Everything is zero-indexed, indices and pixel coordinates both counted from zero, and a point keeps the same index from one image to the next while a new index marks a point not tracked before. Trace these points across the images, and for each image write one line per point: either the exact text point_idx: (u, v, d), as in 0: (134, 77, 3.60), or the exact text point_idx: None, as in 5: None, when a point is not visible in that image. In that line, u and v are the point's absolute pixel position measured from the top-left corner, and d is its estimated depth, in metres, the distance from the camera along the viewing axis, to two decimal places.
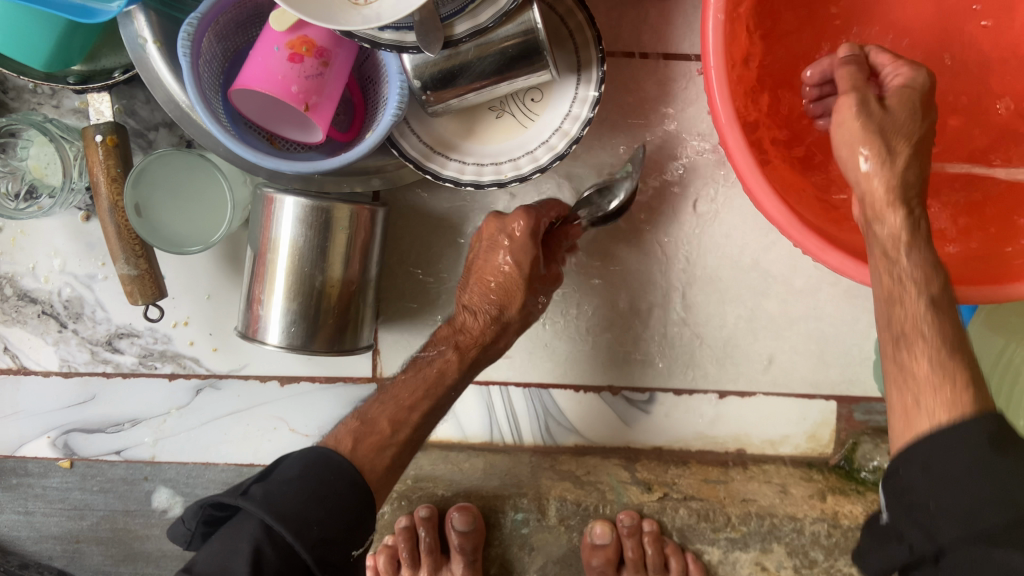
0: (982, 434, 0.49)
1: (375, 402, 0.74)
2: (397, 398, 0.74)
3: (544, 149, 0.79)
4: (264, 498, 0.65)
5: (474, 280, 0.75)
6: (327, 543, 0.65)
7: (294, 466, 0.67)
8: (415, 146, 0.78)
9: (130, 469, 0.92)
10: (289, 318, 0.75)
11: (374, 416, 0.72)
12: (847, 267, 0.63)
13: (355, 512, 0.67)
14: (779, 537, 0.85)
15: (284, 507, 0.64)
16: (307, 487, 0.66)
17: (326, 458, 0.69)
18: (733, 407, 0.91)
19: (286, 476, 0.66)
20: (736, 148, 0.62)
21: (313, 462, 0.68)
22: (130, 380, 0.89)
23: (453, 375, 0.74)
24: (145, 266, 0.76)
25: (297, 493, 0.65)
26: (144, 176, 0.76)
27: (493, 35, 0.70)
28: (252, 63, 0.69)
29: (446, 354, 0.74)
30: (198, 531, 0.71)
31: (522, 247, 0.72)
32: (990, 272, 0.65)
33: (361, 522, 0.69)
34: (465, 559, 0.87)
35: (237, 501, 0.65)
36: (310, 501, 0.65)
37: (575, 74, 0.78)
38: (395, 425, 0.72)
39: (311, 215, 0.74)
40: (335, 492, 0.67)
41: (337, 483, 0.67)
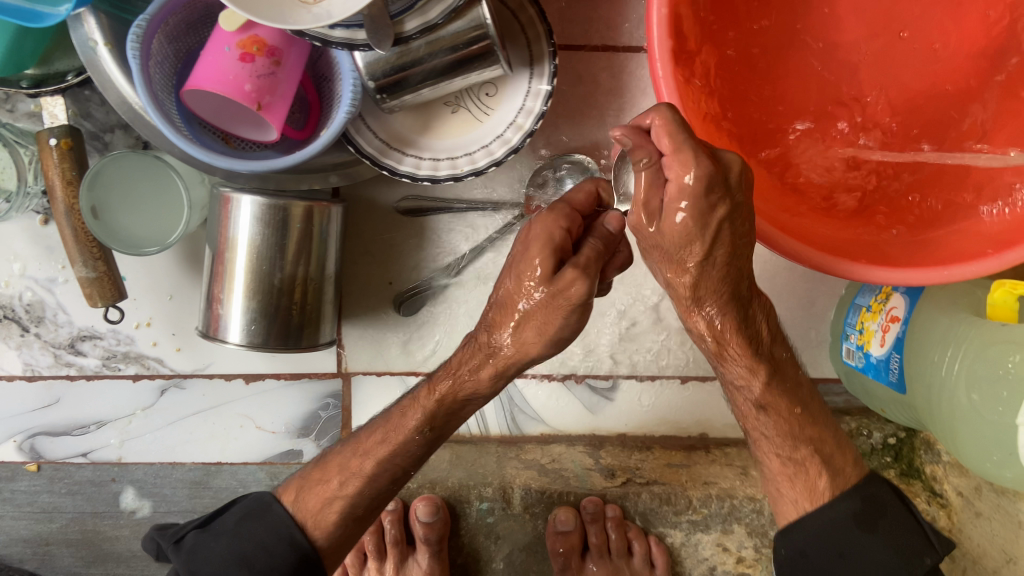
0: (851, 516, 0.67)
1: (345, 443, 0.73)
2: (363, 441, 0.72)
3: (499, 143, 0.79)
4: (191, 552, 0.74)
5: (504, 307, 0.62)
6: None
7: (231, 516, 0.74)
8: (371, 142, 0.78)
9: (97, 471, 0.91)
10: (249, 317, 0.76)
11: (332, 460, 0.73)
12: (798, 252, 0.63)
13: (284, 575, 0.71)
14: (738, 518, 0.87)
15: (199, 566, 0.72)
16: (233, 541, 0.72)
17: (263, 510, 0.74)
18: (696, 392, 0.93)
19: (227, 523, 0.74)
20: None
21: (248, 512, 0.74)
22: (94, 383, 0.89)
23: (417, 422, 0.70)
24: (103, 268, 0.76)
25: (216, 551, 0.72)
26: (100, 179, 0.76)
27: (443, 31, 0.71)
28: (203, 64, 0.69)
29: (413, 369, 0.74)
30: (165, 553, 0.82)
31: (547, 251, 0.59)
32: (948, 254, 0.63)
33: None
34: (432, 550, 0.89)
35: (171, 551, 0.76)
36: (232, 557, 0.71)
37: (527, 68, 0.79)
38: (349, 466, 0.71)
39: (269, 214, 0.74)
40: (255, 549, 0.71)
41: (266, 540, 0.71)
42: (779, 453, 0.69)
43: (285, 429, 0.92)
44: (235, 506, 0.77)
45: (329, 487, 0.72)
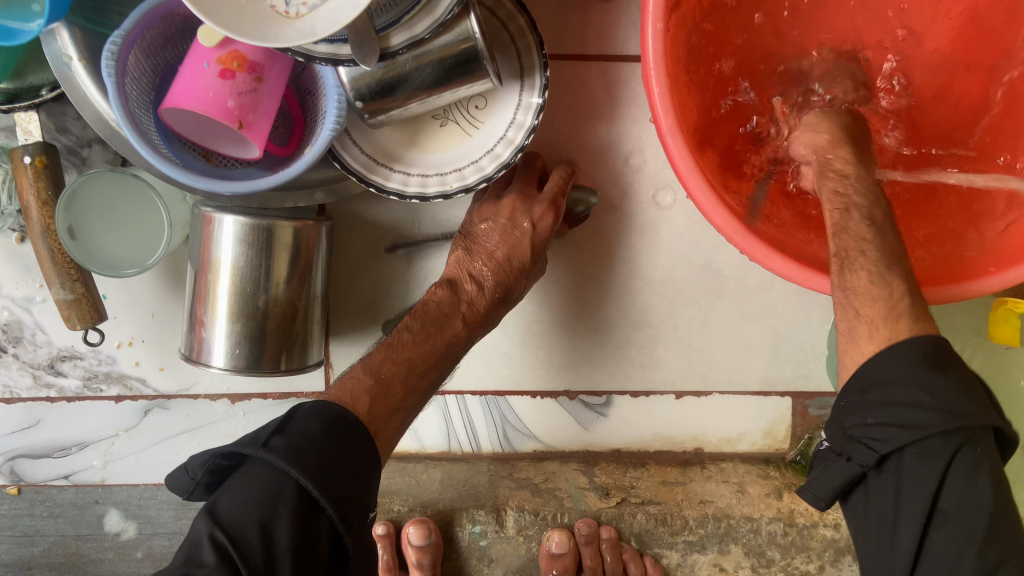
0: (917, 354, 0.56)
1: (381, 355, 0.70)
2: (409, 360, 0.71)
3: (489, 158, 0.77)
4: (293, 450, 0.58)
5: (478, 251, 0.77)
6: (349, 500, 0.59)
7: (315, 420, 0.61)
8: (357, 158, 0.76)
9: (79, 494, 0.89)
10: (233, 340, 0.74)
11: (387, 377, 0.69)
12: (792, 271, 0.63)
13: (371, 473, 0.62)
14: (735, 538, 0.86)
15: (309, 459, 0.57)
16: (330, 443, 0.59)
17: (343, 417, 0.62)
18: (690, 407, 0.92)
19: (316, 425, 0.60)
20: (679, 156, 0.62)
21: (331, 417, 0.62)
22: (75, 404, 0.86)
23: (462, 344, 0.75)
24: (82, 290, 0.74)
25: (319, 447, 0.59)
26: (77, 198, 0.73)
27: (431, 45, 0.69)
28: (181, 80, 0.67)
29: (457, 327, 0.74)
30: (204, 482, 0.63)
31: (515, 232, 0.77)
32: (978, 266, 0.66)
33: (367, 484, 0.61)
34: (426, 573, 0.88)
35: (258, 452, 0.58)
36: (331, 453, 0.59)
37: (518, 80, 0.77)
38: (405, 390, 0.70)
39: (252, 235, 0.72)
40: (349, 452, 0.60)
41: (351, 445, 0.61)
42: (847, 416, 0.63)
43: None
44: (292, 415, 0.62)
45: (394, 400, 0.68)
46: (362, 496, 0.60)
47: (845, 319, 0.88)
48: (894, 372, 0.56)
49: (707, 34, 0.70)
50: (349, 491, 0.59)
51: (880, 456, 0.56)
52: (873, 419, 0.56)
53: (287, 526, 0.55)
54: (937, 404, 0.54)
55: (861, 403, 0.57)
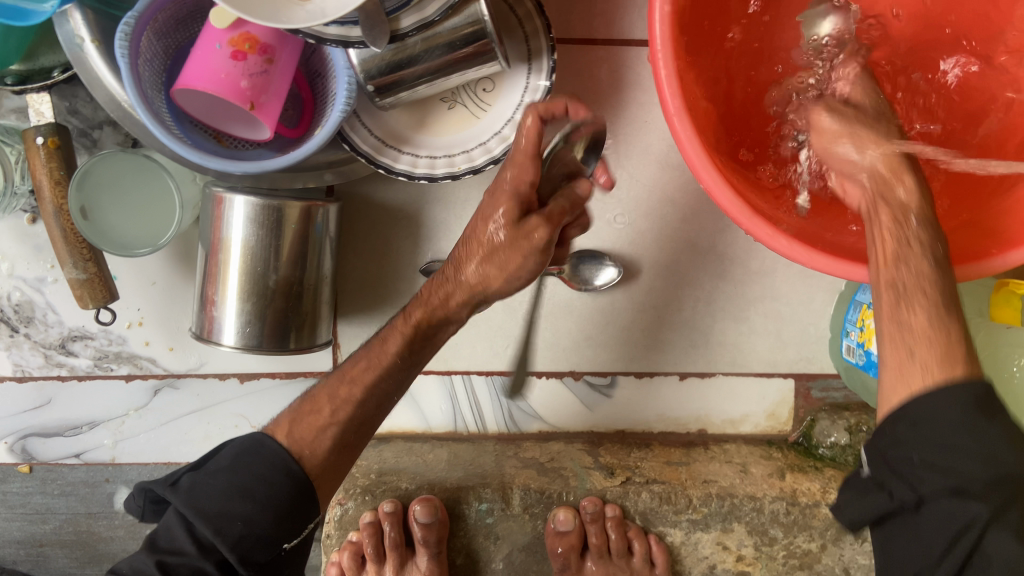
0: (969, 394, 0.54)
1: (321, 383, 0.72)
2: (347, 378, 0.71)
3: (497, 140, 0.78)
4: (189, 488, 0.68)
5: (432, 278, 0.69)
6: (250, 539, 0.67)
7: (222, 464, 0.69)
8: (365, 139, 0.77)
9: (90, 472, 0.91)
10: (244, 319, 0.75)
11: (317, 397, 0.72)
12: (796, 252, 0.63)
13: (288, 510, 0.68)
14: (738, 516, 0.87)
15: (203, 503, 0.67)
16: (235, 486, 0.68)
17: (261, 444, 0.70)
18: (695, 388, 0.94)
19: (218, 474, 0.69)
20: (685, 138, 0.63)
21: (247, 449, 0.70)
22: (86, 383, 0.87)
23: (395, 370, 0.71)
24: (94, 269, 0.75)
25: (220, 488, 0.67)
26: (89, 179, 0.74)
27: (441, 28, 0.69)
28: (193, 62, 0.67)
29: (392, 340, 0.70)
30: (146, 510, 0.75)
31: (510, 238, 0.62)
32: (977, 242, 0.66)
33: (300, 516, 0.69)
34: (431, 552, 0.86)
35: (166, 492, 0.69)
36: (233, 490, 0.67)
37: (526, 63, 0.77)
38: (335, 405, 0.71)
39: (262, 214, 0.73)
40: (258, 485, 0.68)
41: (263, 472, 0.68)
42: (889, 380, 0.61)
43: None
44: (214, 458, 0.71)
45: (319, 418, 0.70)
46: (288, 526, 0.69)
47: (848, 302, 0.89)
48: (923, 411, 0.55)
49: (715, 24, 0.70)
50: (258, 530, 0.67)
51: (919, 500, 0.56)
52: (905, 459, 0.56)
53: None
54: (970, 446, 0.54)
55: (903, 436, 0.56)
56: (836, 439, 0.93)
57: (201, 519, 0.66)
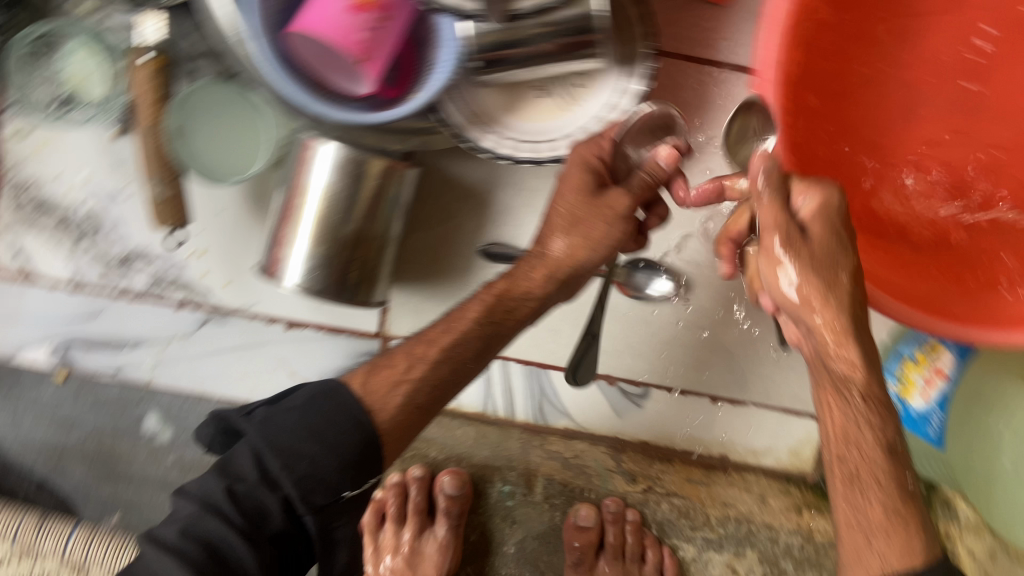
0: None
1: (404, 344, 0.72)
2: (417, 351, 0.71)
3: (580, 135, 0.80)
4: (264, 422, 0.66)
5: (535, 264, 0.72)
6: (314, 479, 0.64)
7: (292, 415, 0.65)
8: (459, 112, 0.78)
9: (125, 390, 0.92)
10: (312, 263, 0.76)
11: (390, 355, 0.71)
12: None
13: (355, 454, 0.65)
14: (754, 542, 0.95)
15: (277, 436, 0.64)
16: (313, 429, 0.65)
17: (335, 391, 0.67)
18: (723, 413, 0.94)
19: (300, 417, 0.65)
20: (780, 155, 0.69)
21: (326, 391, 0.67)
22: (138, 302, 0.89)
23: (471, 344, 0.71)
24: (176, 191, 0.78)
25: (293, 424, 0.65)
26: (187, 102, 0.76)
27: (553, 16, 0.70)
28: (312, 6, 0.69)
29: (469, 314, 0.72)
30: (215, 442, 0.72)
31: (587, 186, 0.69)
32: None
33: (362, 462, 0.66)
34: (451, 523, 0.94)
35: (240, 420, 0.68)
36: (302, 432, 0.64)
37: (619, 66, 0.79)
38: (409, 362, 0.70)
39: (348, 164, 0.75)
40: (329, 424, 0.65)
41: (335, 417, 0.66)
42: (884, 501, 0.62)
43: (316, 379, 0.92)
44: (295, 395, 0.68)
45: (393, 372, 0.69)
46: (355, 472, 0.66)
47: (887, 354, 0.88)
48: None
49: (840, 62, 0.74)
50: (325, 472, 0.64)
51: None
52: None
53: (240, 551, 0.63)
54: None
55: None
56: None
57: (273, 453, 0.64)
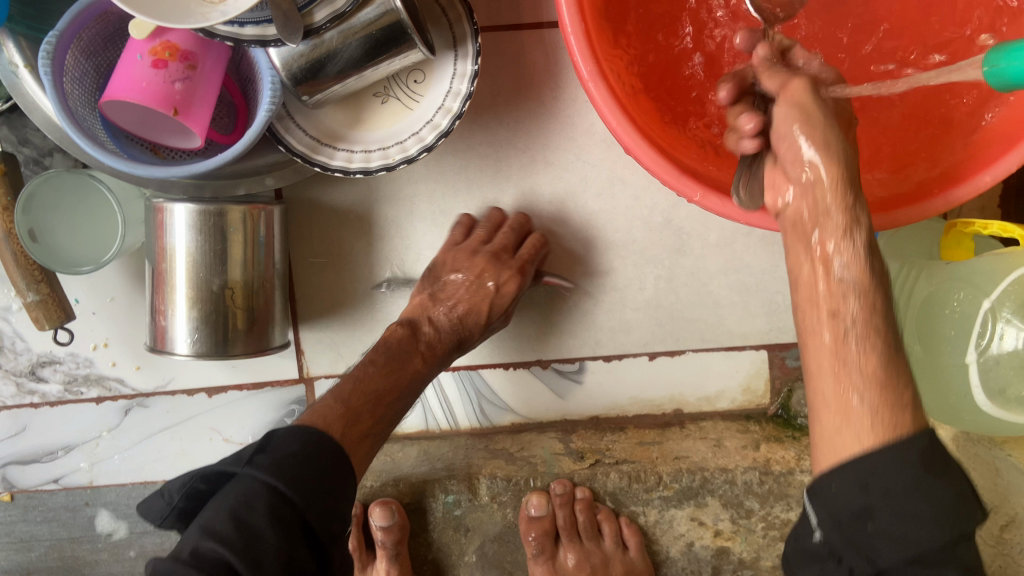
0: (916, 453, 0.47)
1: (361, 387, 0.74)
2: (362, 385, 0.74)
3: (428, 128, 0.78)
4: (307, 456, 0.64)
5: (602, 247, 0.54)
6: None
7: (294, 440, 0.65)
8: (301, 140, 0.77)
9: (70, 496, 0.91)
10: (193, 326, 0.76)
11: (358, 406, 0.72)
12: (712, 203, 0.64)
13: None
14: (712, 491, 0.87)
15: (291, 473, 0.62)
16: (307, 461, 0.64)
17: (319, 437, 0.66)
18: (665, 367, 0.92)
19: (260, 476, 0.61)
20: (602, 101, 0.64)
21: (308, 438, 0.66)
22: (58, 408, 0.88)
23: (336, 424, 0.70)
24: (47, 290, 0.77)
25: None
26: (35, 202, 0.75)
27: (355, 20, 0.70)
28: (117, 75, 0.69)
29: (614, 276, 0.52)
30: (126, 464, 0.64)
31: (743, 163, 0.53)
32: (925, 185, 0.67)
33: (335, 486, 0.64)
34: (389, 553, 0.90)
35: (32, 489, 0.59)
36: (319, 470, 0.64)
37: (452, 50, 0.78)
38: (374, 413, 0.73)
39: (203, 221, 0.74)
40: (329, 470, 0.64)
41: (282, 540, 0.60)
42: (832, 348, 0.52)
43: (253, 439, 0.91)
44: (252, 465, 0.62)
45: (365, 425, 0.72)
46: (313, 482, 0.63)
47: None
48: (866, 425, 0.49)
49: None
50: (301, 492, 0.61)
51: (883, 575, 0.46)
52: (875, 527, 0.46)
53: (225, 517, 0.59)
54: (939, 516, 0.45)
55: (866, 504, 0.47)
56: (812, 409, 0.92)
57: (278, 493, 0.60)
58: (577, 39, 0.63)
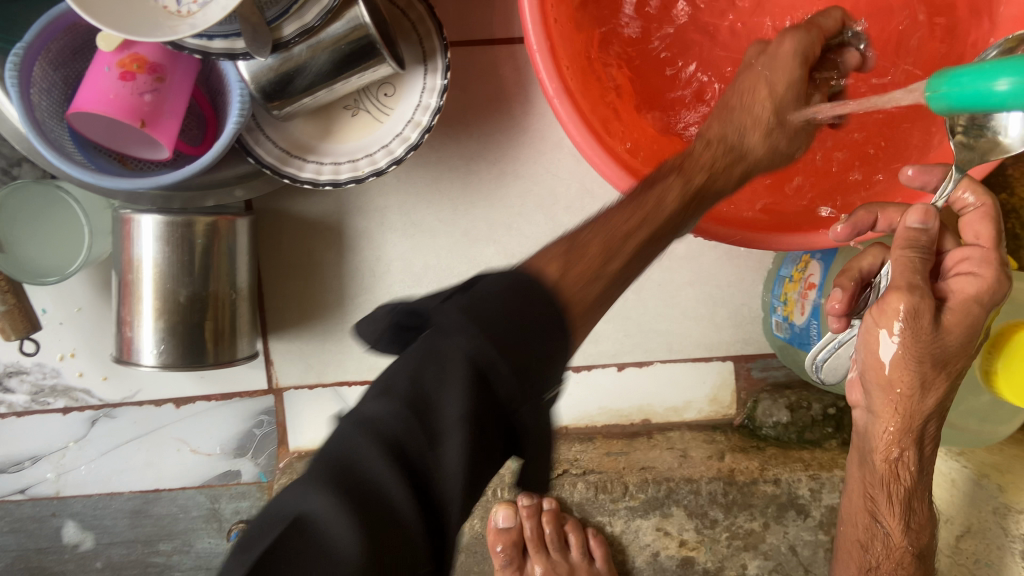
0: None
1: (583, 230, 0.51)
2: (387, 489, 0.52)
3: (398, 142, 0.79)
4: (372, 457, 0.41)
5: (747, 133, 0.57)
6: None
7: (301, 490, 0.41)
8: (270, 151, 0.78)
9: (37, 507, 0.91)
10: (160, 337, 0.76)
11: None
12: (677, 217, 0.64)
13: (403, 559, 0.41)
14: (677, 500, 0.88)
15: (336, 516, 0.39)
16: (531, 321, 0.42)
17: (398, 448, 0.41)
18: (633, 377, 0.93)
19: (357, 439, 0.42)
20: (567, 116, 0.64)
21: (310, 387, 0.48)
22: (25, 419, 0.88)
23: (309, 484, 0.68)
24: (13, 300, 0.77)
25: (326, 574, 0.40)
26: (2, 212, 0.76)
27: (324, 35, 0.70)
28: (85, 87, 0.69)
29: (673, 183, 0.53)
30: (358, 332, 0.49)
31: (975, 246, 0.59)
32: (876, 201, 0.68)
33: (410, 455, 0.41)
34: None
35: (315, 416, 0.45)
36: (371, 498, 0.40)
37: (421, 65, 0.78)
38: None
39: (169, 232, 0.75)
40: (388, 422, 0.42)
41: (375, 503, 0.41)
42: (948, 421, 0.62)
43: (220, 450, 0.91)
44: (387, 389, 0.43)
45: None
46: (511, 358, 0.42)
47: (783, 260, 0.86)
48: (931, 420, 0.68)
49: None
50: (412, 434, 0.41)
51: None
52: None
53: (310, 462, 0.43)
54: None
55: None
56: (779, 418, 0.92)
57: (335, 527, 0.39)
58: (541, 53, 0.64)
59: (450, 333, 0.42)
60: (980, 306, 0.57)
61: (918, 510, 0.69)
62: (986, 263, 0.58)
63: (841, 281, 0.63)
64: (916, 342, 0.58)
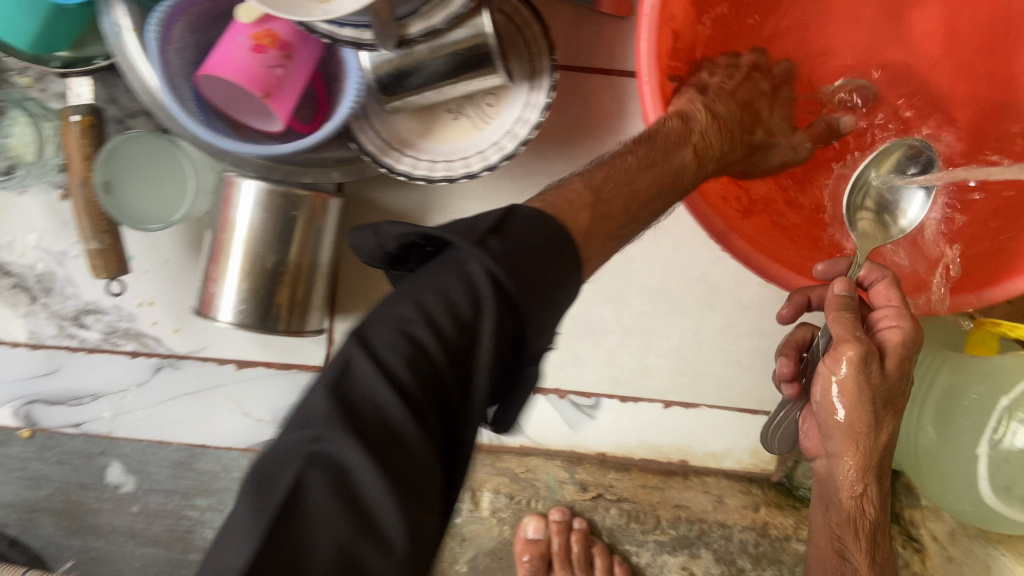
0: None
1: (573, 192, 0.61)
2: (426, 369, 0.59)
3: (494, 150, 0.82)
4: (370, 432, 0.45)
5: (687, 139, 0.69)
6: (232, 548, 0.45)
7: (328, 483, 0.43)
8: (373, 140, 0.81)
9: (87, 443, 0.94)
10: (242, 298, 0.79)
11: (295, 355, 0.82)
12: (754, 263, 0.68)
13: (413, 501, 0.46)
14: (707, 542, 0.97)
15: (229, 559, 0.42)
16: (546, 255, 0.52)
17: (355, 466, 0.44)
18: (678, 416, 0.94)
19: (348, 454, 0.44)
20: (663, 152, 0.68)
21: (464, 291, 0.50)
22: (93, 355, 0.91)
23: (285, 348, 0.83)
24: (110, 241, 0.80)
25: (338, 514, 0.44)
26: (116, 156, 0.80)
27: (447, 38, 0.74)
28: (217, 52, 0.74)
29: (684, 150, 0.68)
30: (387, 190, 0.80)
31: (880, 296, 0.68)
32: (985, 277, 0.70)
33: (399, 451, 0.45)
34: None
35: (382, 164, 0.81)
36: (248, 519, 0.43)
37: (528, 81, 0.81)
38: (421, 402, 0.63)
39: (269, 199, 0.78)
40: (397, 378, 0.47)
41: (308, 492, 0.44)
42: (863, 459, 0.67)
43: (270, 417, 0.94)
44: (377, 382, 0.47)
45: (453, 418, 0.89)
46: (540, 307, 0.51)
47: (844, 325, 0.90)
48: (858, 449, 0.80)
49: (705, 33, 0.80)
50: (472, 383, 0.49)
51: None
52: None
53: (321, 402, 0.46)
54: None
55: None
56: (816, 482, 0.95)
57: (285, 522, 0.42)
58: (649, 85, 0.67)
59: (492, 285, 0.49)
60: (910, 350, 0.64)
61: (881, 545, 0.71)
62: (903, 316, 0.65)
63: (786, 353, 0.73)
64: (867, 388, 0.63)
